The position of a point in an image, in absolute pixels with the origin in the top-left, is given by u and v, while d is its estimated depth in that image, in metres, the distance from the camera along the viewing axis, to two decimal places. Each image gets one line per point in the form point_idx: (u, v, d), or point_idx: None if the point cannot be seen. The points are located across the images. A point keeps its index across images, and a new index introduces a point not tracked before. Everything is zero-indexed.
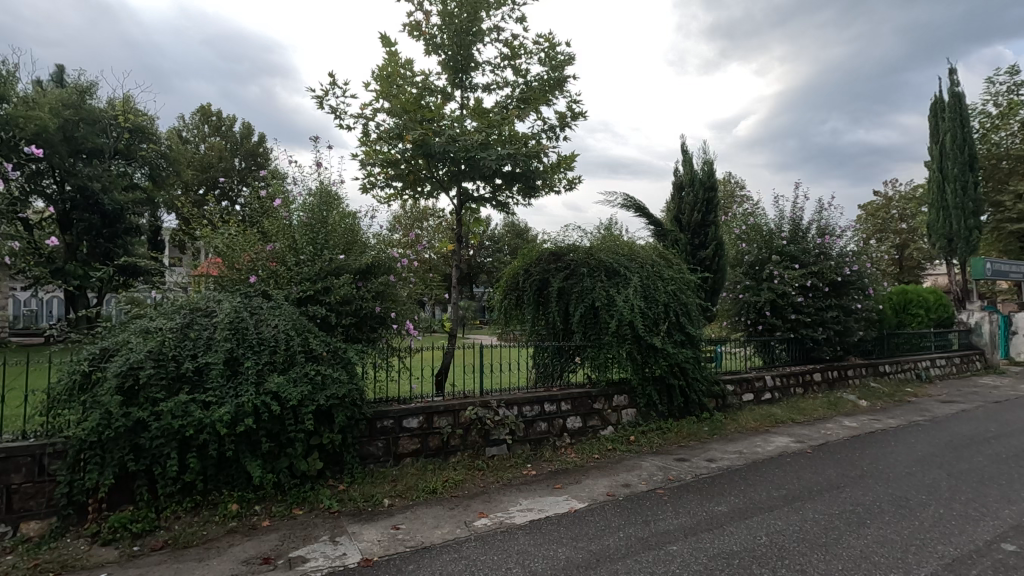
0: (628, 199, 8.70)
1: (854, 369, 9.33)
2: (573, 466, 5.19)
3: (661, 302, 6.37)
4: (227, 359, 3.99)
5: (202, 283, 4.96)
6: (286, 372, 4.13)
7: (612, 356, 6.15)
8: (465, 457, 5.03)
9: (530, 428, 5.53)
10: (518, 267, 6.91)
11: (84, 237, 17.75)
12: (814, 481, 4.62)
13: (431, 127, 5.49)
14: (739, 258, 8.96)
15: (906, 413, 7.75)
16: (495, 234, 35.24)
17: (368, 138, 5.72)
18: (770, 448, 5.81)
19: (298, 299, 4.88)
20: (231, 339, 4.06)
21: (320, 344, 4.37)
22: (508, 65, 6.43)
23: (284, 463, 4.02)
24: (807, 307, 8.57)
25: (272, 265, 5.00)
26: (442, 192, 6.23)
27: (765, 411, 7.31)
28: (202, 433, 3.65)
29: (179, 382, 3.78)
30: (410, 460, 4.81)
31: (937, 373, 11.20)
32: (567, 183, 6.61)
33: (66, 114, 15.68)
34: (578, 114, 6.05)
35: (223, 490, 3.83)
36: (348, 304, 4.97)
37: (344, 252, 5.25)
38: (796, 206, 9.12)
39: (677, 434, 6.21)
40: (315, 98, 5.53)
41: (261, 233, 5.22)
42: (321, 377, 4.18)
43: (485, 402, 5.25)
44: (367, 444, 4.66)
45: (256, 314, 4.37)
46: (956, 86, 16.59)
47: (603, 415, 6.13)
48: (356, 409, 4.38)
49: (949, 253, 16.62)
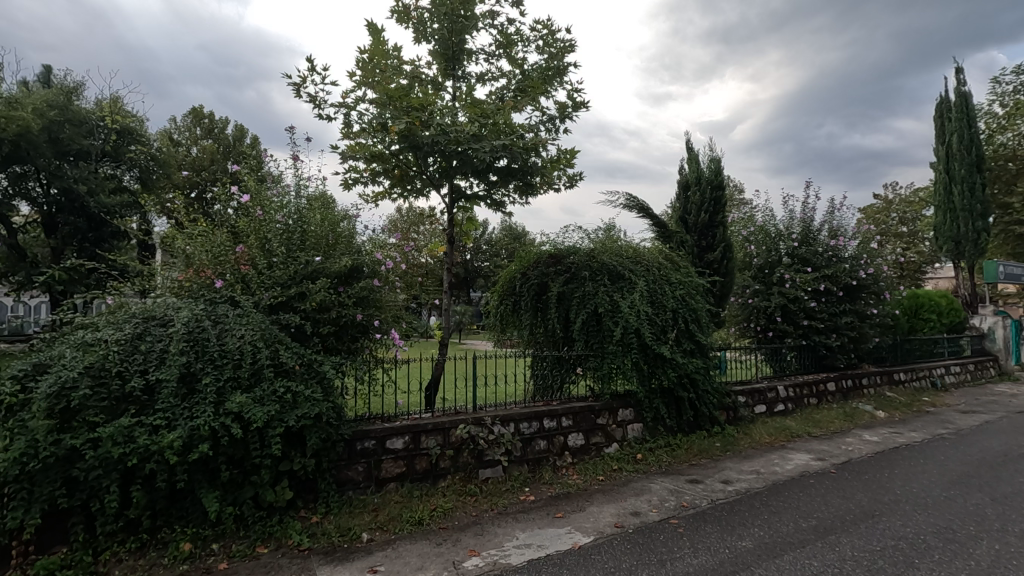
0: (631, 198, 8.25)
1: (869, 377, 8.87)
2: (575, 490, 4.70)
3: (669, 308, 5.92)
4: (183, 375, 3.52)
5: (164, 288, 4.47)
6: (251, 390, 3.66)
7: (615, 367, 5.68)
8: (455, 481, 4.52)
9: (528, 446, 5.03)
10: (514, 270, 6.42)
11: (70, 241, 17.04)
12: (845, 508, 4.14)
13: (418, 116, 4.98)
14: (747, 261, 8.57)
15: (928, 426, 7.28)
16: (493, 238, 34.84)
17: (350, 130, 5.24)
18: (789, 467, 5.33)
19: (269, 306, 4.39)
20: (189, 353, 3.59)
21: (291, 356, 3.89)
22: (502, 54, 5.99)
23: (249, 493, 3.53)
24: (820, 312, 8.12)
25: (242, 269, 4.51)
26: (432, 189, 5.77)
27: (779, 424, 6.83)
28: (149, 462, 3.16)
29: (124, 404, 3.31)
30: (393, 485, 4.31)
31: (951, 381, 10.77)
32: (567, 180, 6.15)
33: (51, 114, 15.09)
34: (580, 104, 5.60)
35: (175, 526, 3.34)
36: (326, 311, 4.49)
37: (322, 254, 4.76)
38: (806, 207, 8.71)
39: (687, 451, 5.72)
40: (292, 85, 5.05)
41: (231, 234, 4.72)
42: (292, 396, 3.71)
43: (479, 419, 4.76)
44: (345, 468, 4.15)
45: (219, 323, 3.90)
46: (963, 86, 16.22)
47: (607, 431, 5.62)
48: (332, 430, 3.90)
49: (958, 256, 16.19)
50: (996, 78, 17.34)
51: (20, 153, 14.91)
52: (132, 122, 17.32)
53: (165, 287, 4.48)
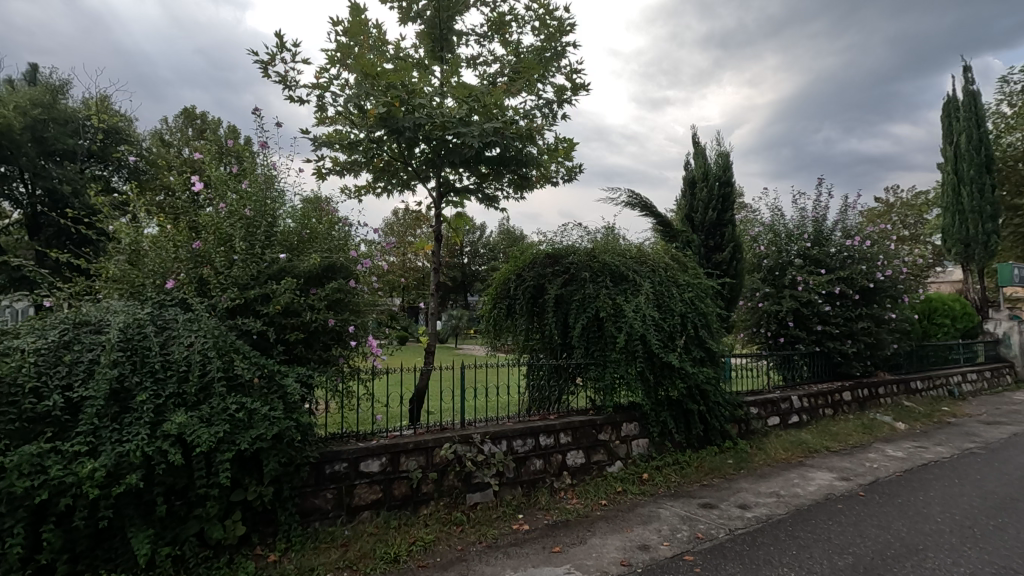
0: (632, 195, 7.75)
1: (885, 386, 8.37)
2: (575, 517, 4.16)
3: (678, 312, 5.41)
4: (115, 391, 3.01)
5: (107, 289, 3.93)
6: (198, 408, 3.15)
7: (619, 377, 5.17)
8: (439, 508, 4.00)
9: (523, 467, 4.51)
10: (508, 271, 5.89)
11: (53, 242, 16.26)
12: (884, 541, 3.62)
13: (399, 95, 4.44)
14: (757, 263, 8.08)
15: (953, 439, 6.78)
16: (490, 241, 34.32)
17: (325, 114, 4.72)
18: (811, 489, 4.81)
19: (229, 310, 3.88)
20: (124, 365, 3.08)
21: (248, 367, 3.37)
22: (495, 35, 5.51)
23: (192, 529, 3.02)
24: (835, 317, 7.62)
25: (198, 267, 3.97)
26: (418, 182, 5.26)
27: (795, 438, 6.30)
28: (64, 496, 2.66)
29: (40, 425, 2.81)
30: (367, 514, 3.78)
31: (968, 390, 10.28)
32: (566, 173, 5.66)
33: (35, 113, 14.55)
34: (580, 86, 5.12)
35: (100, 572, 2.83)
36: (294, 316, 3.95)
37: (290, 252, 4.26)
38: (818, 206, 8.22)
39: (697, 470, 5.20)
40: (259, 64, 4.52)
41: (187, 228, 4.19)
42: (246, 414, 3.20)
43: (467, 437, 4.24)
44: (312, 496, 3.62)
45: (166, 329, 3.39)
46: (971, 85, 15.85)
47: (610, 448, 5.09)
48: (294, 453, 3.38)
49: (967, 259, 15.72)
50: (1004, 78, 16.96)
51: (2, 152, 14.36)
52: (120, 121, 16.80)
53: (108, 287, 3.93)
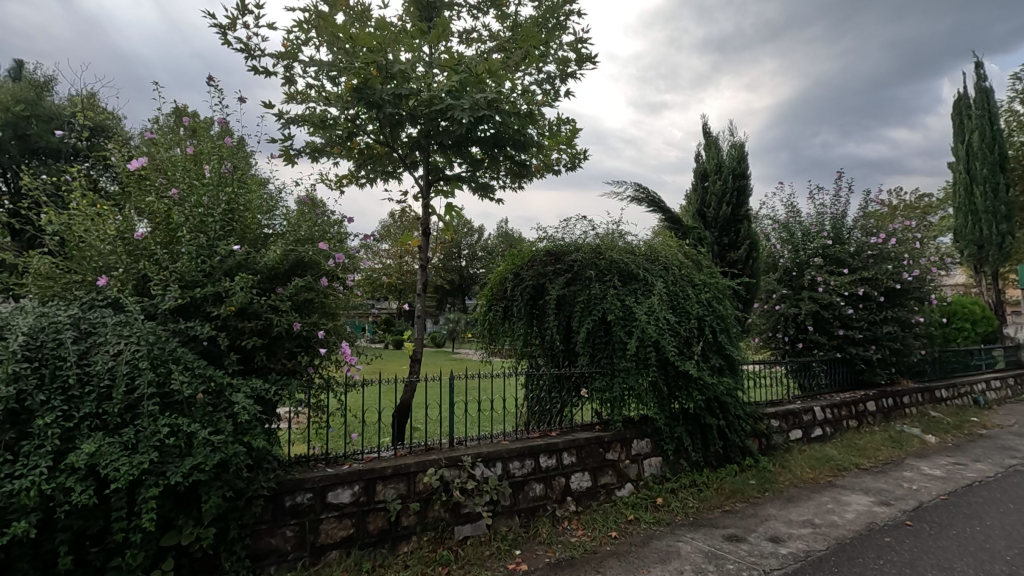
0: (639, 189, 7.17)
1: (910, 395, 7.80)
2: (582, 554, 3.56)
3: (694, 315, 4.84)
4: (14, 412, 2.42)
5: (30, 286, 3.34)
6: (120, 432, 2.55)
7: (628, 388, 4.60)
8: (422, 545, 3.41)
9: (520, 493, 3.92)
10: (505, 271, 5.33)
11: None
12: None
13: (376, 64, 3.87)
14: (773, 263, 7.52)
15: (990, 454, 6.21)
16: (488, 243, 33.75)
17: (295, 88, 4.14)
18: (849, 516, 4.23)
19: (175, 312, 3.28)
20: (28, 379, 2.48)
21: (190, 380, 2.77)
22: (491, 6, 4.95)
23: None
24: (859, 321, 7.04)
25: (138, 261, 3.37)
26: (405, 169, 4.69)
27: (821, 453, 5.72)
28: None
29: None
30: (336, 555, 3.18)
31: (992, 398, 9.72)
32: (569, 160, 5.08)
33: (17, 110, 13.90)
34: (585, 58, 4.55)
35: None
36: (253, 319, 3.35)
37: (250, 244, 3.65)
38: (838, 200, 7.67)
39: (717, 493, 4.61)
40: (217, 29, 3.93)
41: (129, 213, 3.58)
42: (180, 440, 2.60)
43: (455, 460, 3.65)
44: (268, 535, 3.02)
45: (90, 333, 2.79)
46: (983, 81, 15.37)
47: (619, 468, 4.51)
48: (243, 485, 2.78)
49: (981, 261, 15.15)
50: (1016, 76, 16.48)
51: None
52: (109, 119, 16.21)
53: (33, 283, 3.35)
